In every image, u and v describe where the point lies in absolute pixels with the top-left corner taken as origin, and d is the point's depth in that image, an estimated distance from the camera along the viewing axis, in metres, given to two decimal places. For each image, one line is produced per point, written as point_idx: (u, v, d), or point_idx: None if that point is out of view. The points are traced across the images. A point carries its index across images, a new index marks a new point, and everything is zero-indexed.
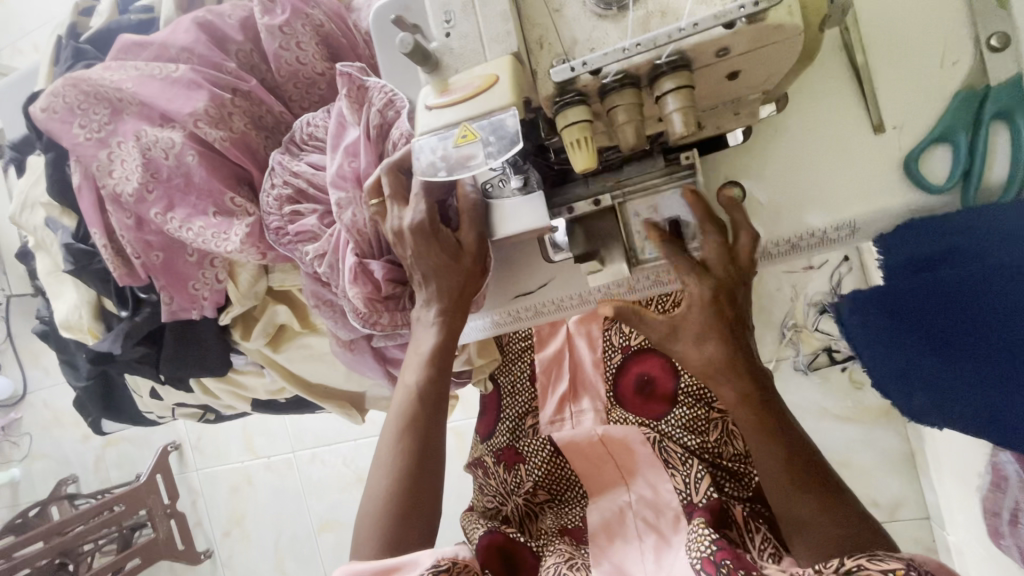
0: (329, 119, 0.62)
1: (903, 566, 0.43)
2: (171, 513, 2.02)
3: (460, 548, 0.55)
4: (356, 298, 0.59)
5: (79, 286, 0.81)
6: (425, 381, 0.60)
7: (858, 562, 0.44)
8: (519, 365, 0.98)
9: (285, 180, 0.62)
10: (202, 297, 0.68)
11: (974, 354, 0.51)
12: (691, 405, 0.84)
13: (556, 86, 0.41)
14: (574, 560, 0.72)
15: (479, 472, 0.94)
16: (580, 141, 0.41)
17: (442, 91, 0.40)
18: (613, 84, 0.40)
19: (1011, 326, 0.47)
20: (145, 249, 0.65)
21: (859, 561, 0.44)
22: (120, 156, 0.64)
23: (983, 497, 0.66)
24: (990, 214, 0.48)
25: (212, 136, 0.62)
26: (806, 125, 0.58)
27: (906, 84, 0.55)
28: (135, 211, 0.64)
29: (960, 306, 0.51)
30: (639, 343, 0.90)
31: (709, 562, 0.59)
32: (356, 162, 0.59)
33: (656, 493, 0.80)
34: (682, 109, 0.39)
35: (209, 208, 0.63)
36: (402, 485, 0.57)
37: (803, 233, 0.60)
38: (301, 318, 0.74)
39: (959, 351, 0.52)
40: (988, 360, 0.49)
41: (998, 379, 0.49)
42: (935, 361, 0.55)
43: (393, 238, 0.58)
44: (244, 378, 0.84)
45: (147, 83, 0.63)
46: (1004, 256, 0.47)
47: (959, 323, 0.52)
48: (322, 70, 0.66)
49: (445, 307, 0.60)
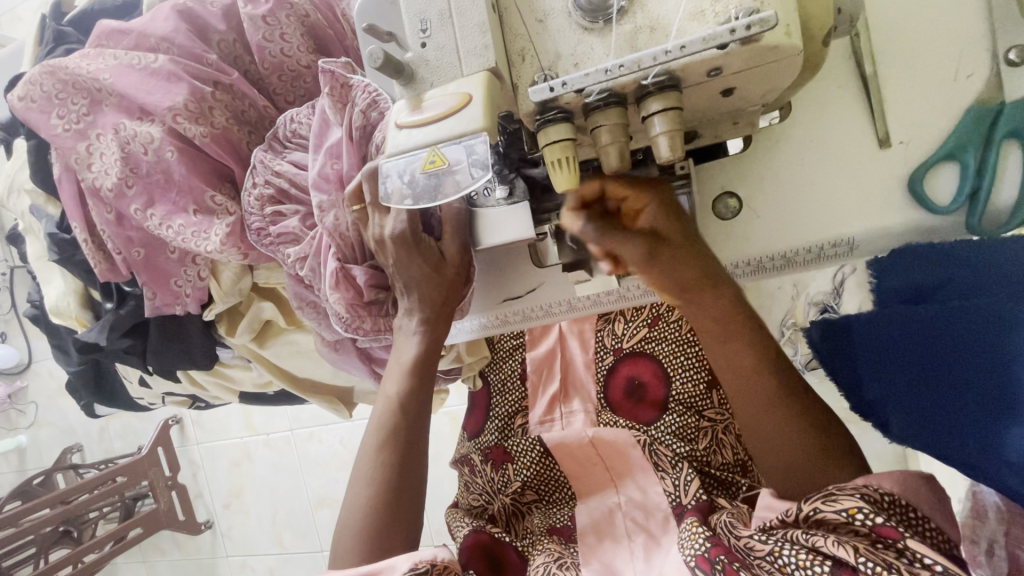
0: (312, 116, 0.60)
1: (857, 504, 0.45)
2: (173, 485, 2.07)
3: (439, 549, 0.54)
4: (337, 304, 0.58)
5: (66, 275, 0.80)
6: (406, 392, 0.60)
7: (816, 506, 0.48)
8: (511, 363, 0.96)
9: (267, 179, 0.60)
10: (185, 294, 0.67)
11: (951, 390, 0.48)
12: (681, 413, 0.83)
13: (538, 103, 0.39)
14: (563, 559, 0.71)
15: (465, 469, 0.94)
16: (562, 161, 0.40)
17: (414, 108, 0.38)
18: (598, 102, 0.38)
19: (1000, 375, 0.44)
20: (127, 245, 0.64)
21: (816, 506, 0.48)
22: (100, 149, 0.62)
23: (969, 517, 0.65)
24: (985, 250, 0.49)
25: (192, 132, 0.60)
26: (808, 134, 0.56)
27: (916, 98, 0.52)
28: (116, 206, 0.63)
29: (945, 344, 0.48)
30: (632, 346, 0.89)
31: (704, 559, 0.52)
32: (339, 164, 0.57)
33: (645, 495, 0.79)
34: (669, 132, 0.37)
35: (189, 206, 0.61)
36: (384, 499, 0.56)
37: (798, 247, 0.58)
38: (286, 314, 0.74)
39: (937, 388, 0.48)
40: (967, 405, 0.47)
41: (973, 424, 0.46)
42: (909, 400, 0.50)
43: (375, 246, 0.57)
44: (231, 371, 0.84)
45: (126, 74, 0.61)
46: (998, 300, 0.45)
47: (933, 364, 0.49)
48: (307, 62, 0.64)
49: (428, 317, 0.59)
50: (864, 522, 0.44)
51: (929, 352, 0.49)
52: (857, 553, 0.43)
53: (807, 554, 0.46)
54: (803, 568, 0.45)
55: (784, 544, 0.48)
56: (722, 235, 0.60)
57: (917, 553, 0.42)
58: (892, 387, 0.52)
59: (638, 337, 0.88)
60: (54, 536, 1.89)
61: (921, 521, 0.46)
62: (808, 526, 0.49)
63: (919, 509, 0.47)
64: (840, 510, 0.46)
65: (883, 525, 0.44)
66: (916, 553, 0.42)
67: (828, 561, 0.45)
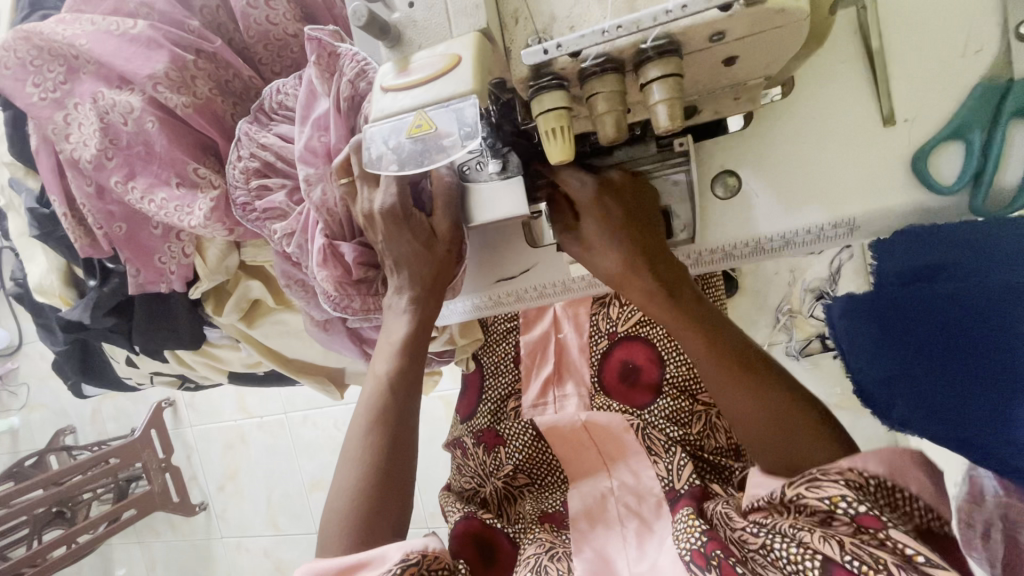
0: (299, 87, 0.58)
1: (840, 492, 0.45)
2: (167, 467, 2.09)
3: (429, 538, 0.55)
4: (325, 281, 0.56)
5: (48, 251, 0.78)
6: (395, 371, 0.59)
7: (799, 492, 0.48)
8: (504, 346, 0.94)
9: (252, 153, 0.58)
10: (170, 271, 0.65)
11: (957, 368, 0.48)
12: (675, 397, 0.83)
13: (531, 69, 0.37)
14: (556, 550, 0.72)
15: (457, 452, 0.93)
16: (556, 130, 0.38)
17: (401, 71, 0.36)
18: (593, 68, 0.36)
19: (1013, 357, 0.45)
20: (108, 220, 0.62)
21: (799, 491, 0.48)
22: (77, 119, 0.60)
23: (960, 502, 0.65)
24: (983, 230, 0.47)
25: (173, 101, 0.57)
26: (811, 112, 0.54)
27: (921, 75, 0.50)
28: (95, 179, 0.60)
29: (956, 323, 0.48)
30: (626, 330, 0.88)
31: (699, 555, 0.55)
32: (327, 137, 0.55)
33: (638, 479, 0.78)
34: (668, 100, 0.36)
35: (171, 178, 0.59)
36: (372, 482, 0.56)
37: (799, 230, 0.57)
38: (275, 293, 0.72)
39: (944, 364, 0.49)
40: (979, 388, 0.47)
41: (980, 405, 0.47)
42: (914, 380, 0.51)
43: (364, 222, 0.55)
44: (219, 351, 0.82)
45: (104, 40, 0.59)
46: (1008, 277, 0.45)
47: (939, 341, 0.49)
48: (293, 31, 0.62)
49: (418, 295, 0.57)
50: (846, 509, 0.45)
51: (933, 328, 0.50)
52: (844, 552, 0.43)
53: (799, 548, 0.46)
54: (794, 563, 0.46)
55: (774, 538, 0.49)
56: (719, 216, 0.58)
57: (898, 542, 0.42)
58: (897, 363, 0.52)
59: (633, 320, 0.87)
60: (47, 518, 1.89)
61: (908, 499, 0.46)
62: (794, 509, 0.50)
63: (906, 490, 0.46)
64: (823, 497, 0.46)
65: (864, 514, 0.44)
66: (898, 542, 0.42)
67: (818, 554, 0.45)
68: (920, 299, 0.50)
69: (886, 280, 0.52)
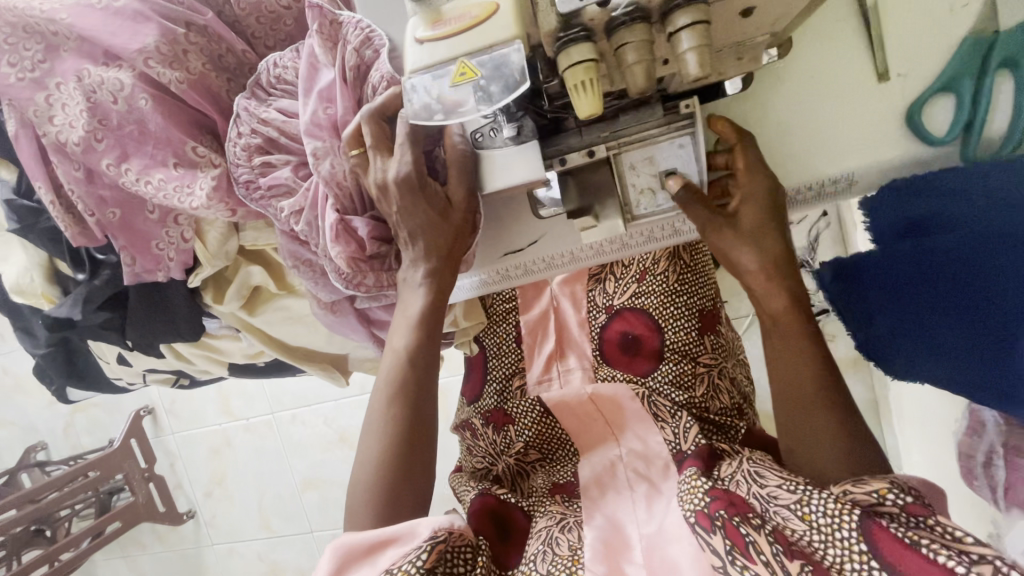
0: (299, 59, 0.57)
1: (887, 485, 0.46)
2: (151, 477, 2.02)
3: (453, 516, 0.55)
4: (339, 258, 0.55)
5: (27, 247, 0.74)
6: (415, 343, 0.58)
7: (846, 488, 0.47)
8: (505, 327, 0.93)
9: (254, 129, 0.56)
10: (168, 257, 0.62)
11: (970, 311, 0.47)
12: (677, 362, 0.83)
13: (560, 20, 0.37)
14: (566, 520, 0.75)
15: (466, 434, 0.93)
16: (585, 84, 0.38)
17: (433, 23, 0.35)
18: (623, 19, 0.37)
19: (1000, 314, 0.44)
20: (100, 206, 0.59)
21: (846, 487, 0.47)
22: (61, 99, 0.56)
23: (957, 444, 0.67)
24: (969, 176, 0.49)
25: (167, 77, 0.55)
26: (816, 75, 0.55)
27: (913, 30, 0.52)
28: (84, 162, 0.57)
29: (966, 271, 0.47)
30: (623, 302, 0.87)
31: (704, 516, 0.54)
32: (332, 109, 0.54)
33: (645, 445, 0.80)
34: (698, 48, 0.36)
35: (168, 159, 0.56)
36: (396, 452, 0.56)
37: (802, 187, 0.60)
38: (277, 278, 0.70)
39: (972, 309, 0.46)
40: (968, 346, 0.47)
41: (978, 351, 0.47)
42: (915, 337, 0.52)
43: (377, 193, 0.53)
44: (221, 343, 0.79)
45: (86, 14, 0.55)
46: (980, 224, 0.46)
47: (972, 290, 0.46)
48: (287, 3, 0.60)
49: (434, 267, 0.56)
50: (895, 500, 0.44)
51: (948, 279, 0.48)
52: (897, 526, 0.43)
53: (834, 503, 0.45)
54: (828, 516, 0.45)
55: (812, 492, 0.47)
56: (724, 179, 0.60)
57: (950, 526, 0.42)
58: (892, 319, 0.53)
59: (629, 292, 0.87)
60: (27, 536, 1.82)
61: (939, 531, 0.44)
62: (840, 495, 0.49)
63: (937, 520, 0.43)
64: (872, 491, 0.46)
65: (912, 503, 0.44)
66: (951, 526, 0.41)
67: (856, 509, 0.45)
68: (914, 253, 0.50)
69: (882, 234, 0.55)
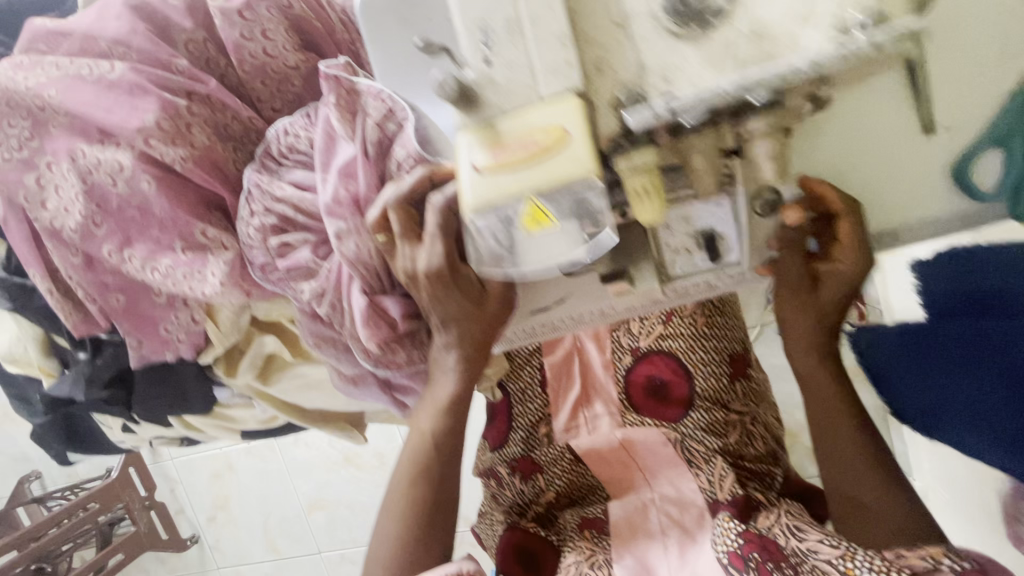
0: (313, 128, 0.52)
1: (942, 550, 0.51)
2: (152, 505, 1.95)
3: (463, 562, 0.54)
4: (371, 343, 0.52)
5: (18, 319, 0.68)
6: (442, 429, 0.56)
7: (899, 551, 0.53)
8: (529, 371, 0.88)
9: (267, 207, 0.52)
10: (177, 339, 0.58)
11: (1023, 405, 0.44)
12: (709, 410, 0.82)
13: (622, 124, 0.34)
14: (596, 559, 0.76)
15: (490, 482, 0.88)
16: (648, 192, 0.36)
17: (491, 147, 0.32)
18: (691, 126, 0.33)
19: None
20: (102, 292, 0.55)
21: (898, 550, 0.53)
22: (53, 181, 0.52)
23: (999, 500, 0.65)
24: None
25: (171, 156, 0.51)
26: (851, 129, 0.42)
27: (968, 74, 0.38)
28: (83, 248, 0.53)
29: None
30: (648, 344, 0.85)
31: (737, 557, 0.63)
32: (354, 185, 0.50)
33: (679, 491, 0.81)
34: (774, 157, 0.34)
35: (175, 243, 0.52)
36: (416, 528, 0.56)
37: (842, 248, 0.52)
38: (292, 347, 0.66)
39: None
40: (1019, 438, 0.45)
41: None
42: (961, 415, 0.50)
43: (406, 281, 0.50)
44: (234, 412, 0.75)
45: (78, 88, 0.51)
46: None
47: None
48: (295, 63, 0.55)
49: (468, 355, 0.53)
50: (950, 564, 0.50)
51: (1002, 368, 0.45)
52: None
53: (881, 560, 0.52)
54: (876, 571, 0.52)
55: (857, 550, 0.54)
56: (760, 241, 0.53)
57: None
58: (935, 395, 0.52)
59: (655, 334, 0.85)
60: None
61: None
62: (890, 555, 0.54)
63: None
64: (926, 555, 0.51)
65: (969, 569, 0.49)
66: None
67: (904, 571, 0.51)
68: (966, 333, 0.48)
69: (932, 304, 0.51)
